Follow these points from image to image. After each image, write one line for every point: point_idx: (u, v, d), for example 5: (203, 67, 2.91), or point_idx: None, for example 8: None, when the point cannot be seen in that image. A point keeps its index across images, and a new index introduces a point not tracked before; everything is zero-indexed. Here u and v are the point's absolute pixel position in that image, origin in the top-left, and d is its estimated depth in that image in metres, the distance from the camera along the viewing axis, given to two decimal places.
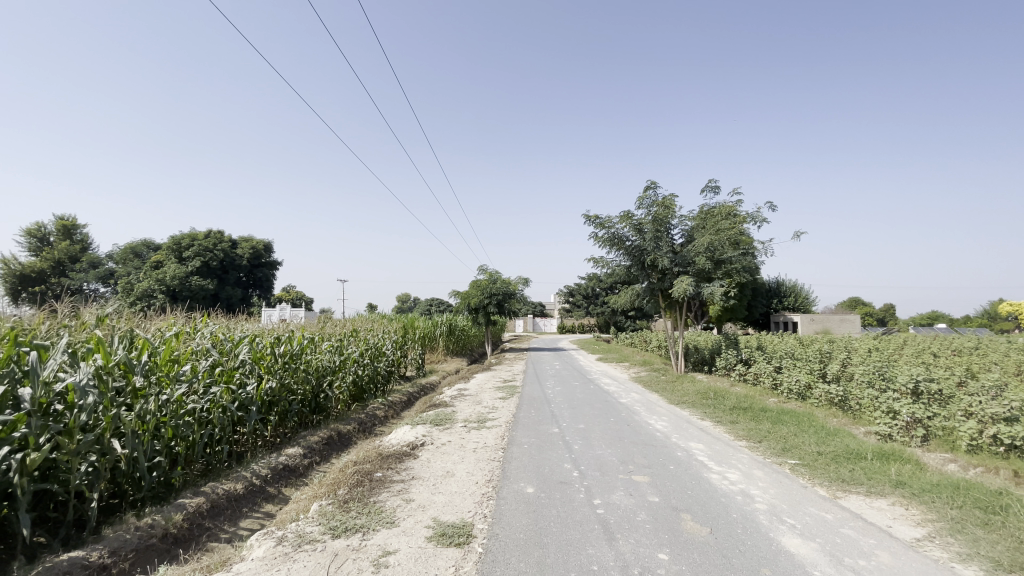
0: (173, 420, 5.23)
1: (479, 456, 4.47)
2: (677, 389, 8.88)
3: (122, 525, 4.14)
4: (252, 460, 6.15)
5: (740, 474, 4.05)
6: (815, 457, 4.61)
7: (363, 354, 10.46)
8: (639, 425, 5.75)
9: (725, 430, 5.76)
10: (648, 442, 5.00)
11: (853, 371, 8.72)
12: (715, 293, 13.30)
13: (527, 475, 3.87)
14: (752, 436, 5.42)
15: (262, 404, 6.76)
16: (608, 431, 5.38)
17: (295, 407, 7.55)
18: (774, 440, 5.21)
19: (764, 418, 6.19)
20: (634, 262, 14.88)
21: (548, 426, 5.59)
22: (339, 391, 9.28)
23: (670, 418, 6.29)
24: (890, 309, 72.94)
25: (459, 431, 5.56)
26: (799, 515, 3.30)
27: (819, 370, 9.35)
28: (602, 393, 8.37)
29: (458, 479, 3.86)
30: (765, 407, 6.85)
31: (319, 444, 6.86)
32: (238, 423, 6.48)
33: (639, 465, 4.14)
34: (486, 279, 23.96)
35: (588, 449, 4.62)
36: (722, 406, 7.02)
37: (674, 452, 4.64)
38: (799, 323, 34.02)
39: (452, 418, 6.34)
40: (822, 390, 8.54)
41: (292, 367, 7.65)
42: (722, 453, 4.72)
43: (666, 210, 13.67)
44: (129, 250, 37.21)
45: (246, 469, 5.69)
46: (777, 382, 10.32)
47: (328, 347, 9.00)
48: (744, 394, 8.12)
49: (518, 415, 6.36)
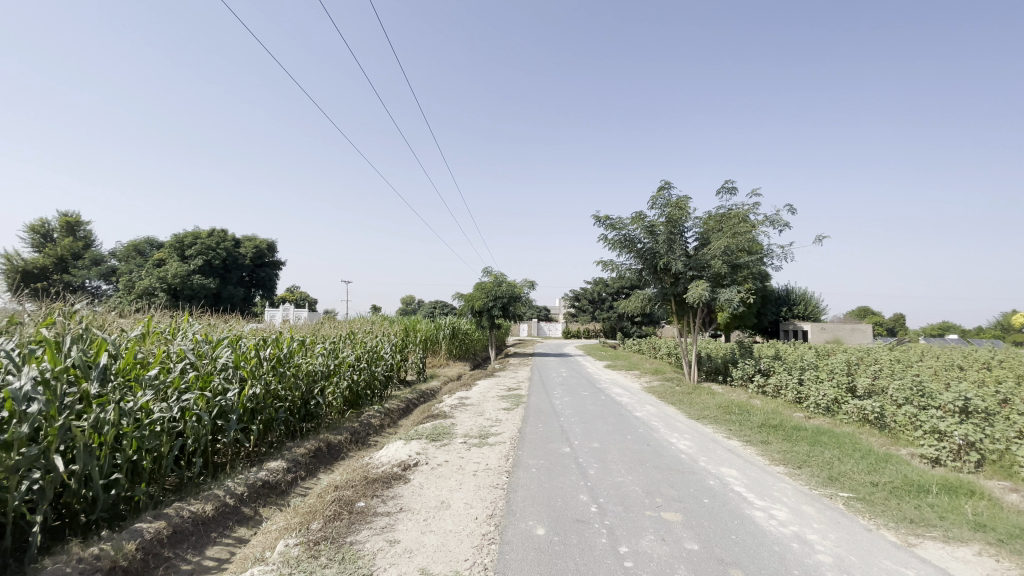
0: (137, 431, 4.66)
1: (480, 482, 3.86)
2: (695, 402, 8.25)
3: (63, 555, 3.55)
4: (230, 475, 5.56)
5: (788, 511, 3.42)
6: (871, 489, 3.98)
7: (359, 358, 9.87)
8: (660, 445, 5.12)
9: (758, 452, 5.11)
10: (673, 466, 4.38)
11: (888, 386, 8.02)
12: (732, 299, 12.63)
13: (536, 510, 3.24)
14: (791, 459, 4.79)
15: (243, 412, 6.17)
16: (627, 453, 4.75)
17: (282, 415, 6.96)
18: (817, 466, 4.58)
19: (798, 439, 5.54)
20: (646, 266, 14.25)
21: (558, 445, 4.97)
22: (332, 397, 8.67)
23: (693, 437, 5.65)
24: (900, 318, 71.75)
25: (458, 448, 4.95)
26: (873, 572, 2.69)
27: (849, 384, 8.64)
28: (614, 405, 7.74)
29: (455, 513, 3.26)
30: (798, 426, 6.18)
31: (306, 457, 6.26)
32: (216, 433, 5.89)
33: (668, 498, 3.52)
34: (491, 282, 23.37)
35: (605, 475, 4.01)
36: (749, 423, 6.35)
37: (706, 480, 4.01)
38: (810, 332, 33.22)
39: (451, 431, 5.72)
40: (854, 406, 7.85)
41: (279, 371, 7.07)
42: (758, 482, 4.10)
43: (680, 212, 13.04)
44: (132, 248, 36.90)
45: (220, 486, 5.11)
46: (801, 396, 9.60)
47: (320, 351, 8.41)
48: (770, 409, 7.46)
49: (524, 430, 5.74)
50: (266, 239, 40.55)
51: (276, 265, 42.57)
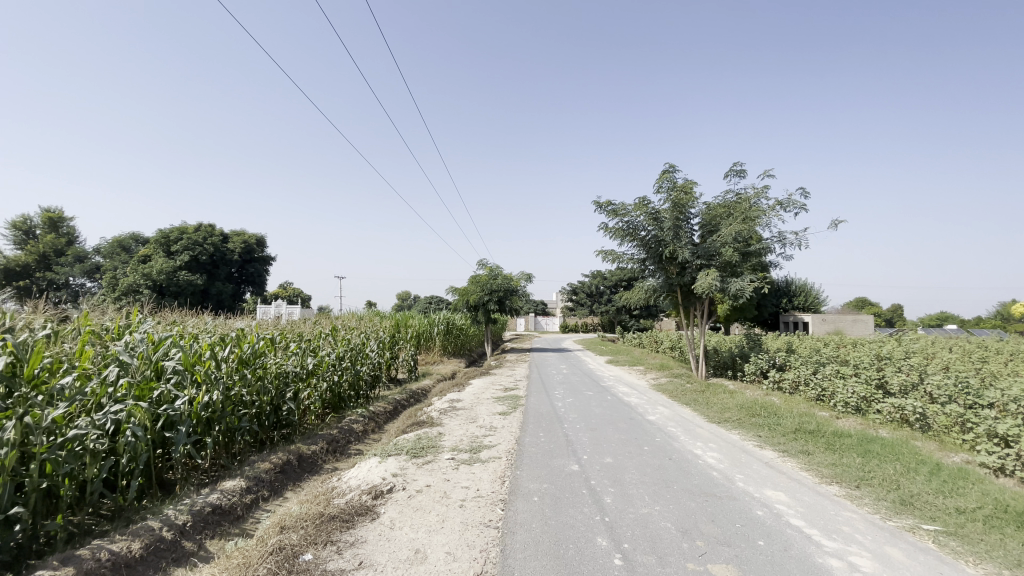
0: (47, 452, 3.79)
1: (467, 519, 3.02)
2: (713, 402, 7.41)
3: None
4: (176, 499, 4.70)
5: (871, 559, 2.61)
6: (961, 520, 3.16)
7: (340, 357, 8.97)
8: (684, 460, 4.29)
9: (802, 466, 4.31)
10: (707, 489, 3.55)
11: (926, 381, 7.19)
12: (743, 289, 11.83)
13: (544, 568, 2.40)
14: (846, 477, 3.99)
15: (196, 422, 5.31)
16: (648, 471, 3.92)
17: (246, 424, 6.08)
18: (881, 487, 3.78)
19: (845, 449, 4.72)
20: (650, 255, 13.40)
21: (563, 461, 4.14)
22: (309, 400, 7.80)
23: (721, 447, 4.82)
24: (897, 309, 71.48)
25: (443, 467, 4.11)
26: None
27: (879, 380, 7.80)
28: (624, 407, 6.91)
29: (431, 572, 2.41)
30: (837, 431, 5.37)
31: (270, 473, 5.40)
32: (161, 448, 5.01)
33: (713, 542, 2.69)
34: (487, 275, 22.54)
35: (626, 506, 3.17)
36: (782, 428, 5.54)
37: (752, 510, 3.19)
38: (811, 323, 32.65)
39: (437, 444, 4.87)
40: (890, 405, 7.00)
41: (242, 373, 6.17)
42: (817, 510, 3.28)
43: (687, 196, 12.17)
44: (117, 245, 35.55)
45: (159, 514, 4.24)
46: (824, 393, 8.77)
47: (294, 350, 7.49)
48: (799, 410, 6.63)
49: (523, 442, 4.90)
50: (255, 234, 39.55)
51: (267, 260, 41.49)
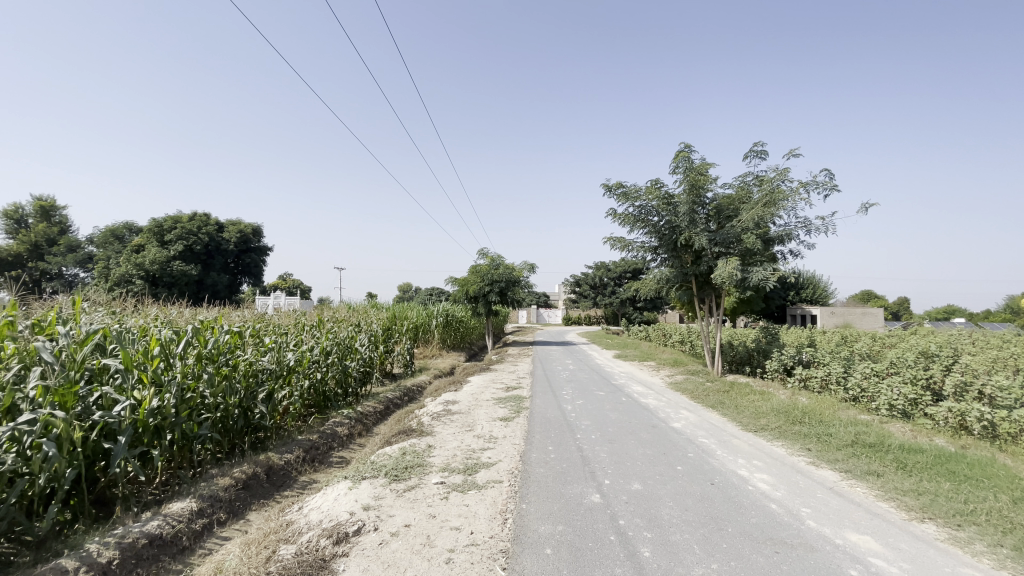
0: None
1: None
2: (743, 405, 6.55)
3: None
4: (106, 527, 3.84)
5: None
6: None
7: (326, 352, 8.13)
8: (731, 486, 3.44)
9: (879, 496, 3.46)
10: (773, 533, 2.70)
11: (984, 382, 6.31)
12: (765, 278, 10.90)
13: None
14: (939, 511, 3.18)
15: (143, 430, 4.47)
16: (689, 504, 3.08)
17: (207, 430, 5.24)
18: (992, 527, 2.95)
19: (922, 470, 3.87)
20: (662, 242, 12.50)
21: (581, 490, 3.29)
22: (288, 400, 6.96)
23: (772, 467, 3.94)
24: (904, 302, 70.55)
25: (429, 497, 3.26)
26: None
27: (927, 380, 6.91)
28: (644, 413, 6.03)
29: None
30: (900, 444, 4.51)
31: (231, 491, 4.57)
32: (94, 463, 4.16)
33: None
34: (487, 265, 21.67)
35: (674, 565, 2.32)
36: (835, 441, 4.68)
37: (844, 571, 2.35)
38: (819, 317, 31.80)
39: (425, 462, 4.02)
40: (946, 409, 6.14)
41: (202, 372, 5.31)
42: (929, 570, 2.44)
43: (703, 178, 11.25)
44: (109, 233, 34.54)
45: (80, 549, 3.40)
46: (861, 393, 7.89)
47: (267, 345, 6.61)
48: (845, 416, 5.76)
49: (530, 459, 4.05)
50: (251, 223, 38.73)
51: (264, 250, 40.66)
